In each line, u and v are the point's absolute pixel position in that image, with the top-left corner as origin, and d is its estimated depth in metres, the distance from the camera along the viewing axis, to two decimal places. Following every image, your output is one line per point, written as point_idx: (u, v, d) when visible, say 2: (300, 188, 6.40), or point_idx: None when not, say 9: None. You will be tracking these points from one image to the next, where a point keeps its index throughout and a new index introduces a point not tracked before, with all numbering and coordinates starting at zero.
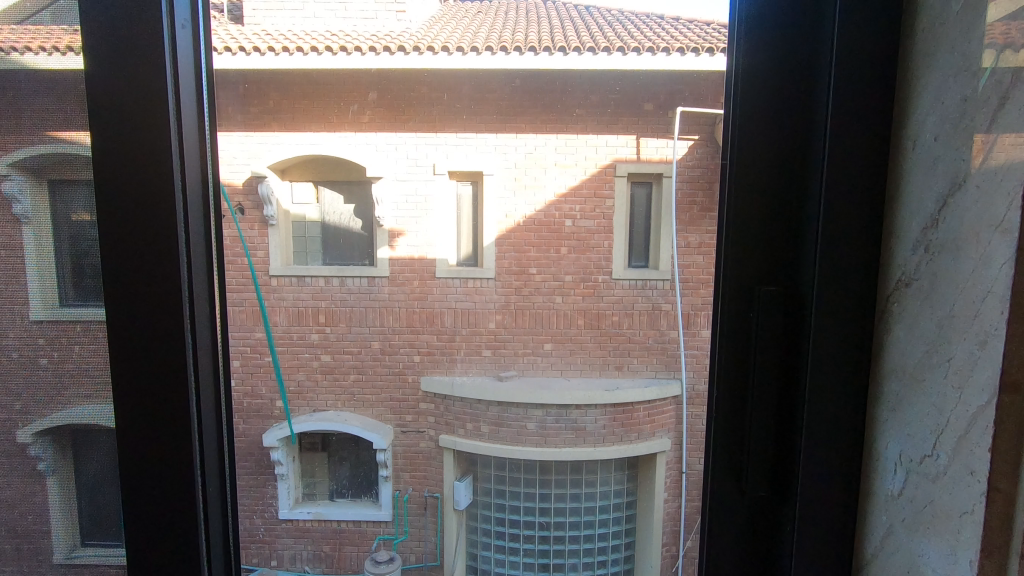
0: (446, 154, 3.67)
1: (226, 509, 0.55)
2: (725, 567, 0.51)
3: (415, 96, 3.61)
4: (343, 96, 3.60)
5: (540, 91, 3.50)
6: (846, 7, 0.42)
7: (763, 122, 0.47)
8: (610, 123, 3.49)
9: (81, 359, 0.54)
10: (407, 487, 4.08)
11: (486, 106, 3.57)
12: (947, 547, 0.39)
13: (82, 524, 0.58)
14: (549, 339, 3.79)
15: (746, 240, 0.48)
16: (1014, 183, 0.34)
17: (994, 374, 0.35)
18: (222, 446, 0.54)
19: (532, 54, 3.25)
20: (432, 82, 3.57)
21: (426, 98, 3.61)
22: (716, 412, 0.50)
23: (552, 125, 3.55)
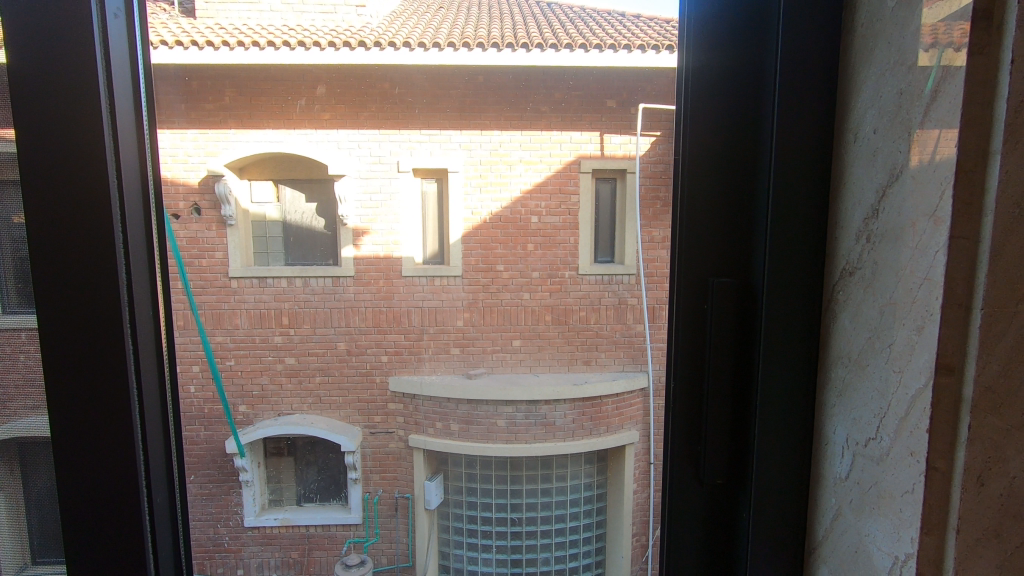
0: (410, 152, 3.62)
1: (174, 516, 0.53)
2: (686, 550, 0.52)
3: (379, 97, 3.56)
4: (290, 90, 3.53)
5: (503, 87, 3.50)
6: (788, 9, 0.43)
7: (713, 121, 0.48)
8: (575, 119, 3.51)
9: (27, 369, 0.49)
10: (377, 489, 3.99)
11: (446, 103, 3.55)
12: (891, 527, 0.38)
13: (33, 541, 0.53)
14: (516, 337, 3.81)
15: (700, 234, 0.49)
16: (942, 170, 0.34)
17: (930, 358, 0.35)
18: (169, 447, 0.52)
19: (495, 50, 3.23)
20: (395, 79, 3.51)
21: (391, 95, 3.54)
22: (675, 400, 0.52)
23: (516, 122, 3.54)
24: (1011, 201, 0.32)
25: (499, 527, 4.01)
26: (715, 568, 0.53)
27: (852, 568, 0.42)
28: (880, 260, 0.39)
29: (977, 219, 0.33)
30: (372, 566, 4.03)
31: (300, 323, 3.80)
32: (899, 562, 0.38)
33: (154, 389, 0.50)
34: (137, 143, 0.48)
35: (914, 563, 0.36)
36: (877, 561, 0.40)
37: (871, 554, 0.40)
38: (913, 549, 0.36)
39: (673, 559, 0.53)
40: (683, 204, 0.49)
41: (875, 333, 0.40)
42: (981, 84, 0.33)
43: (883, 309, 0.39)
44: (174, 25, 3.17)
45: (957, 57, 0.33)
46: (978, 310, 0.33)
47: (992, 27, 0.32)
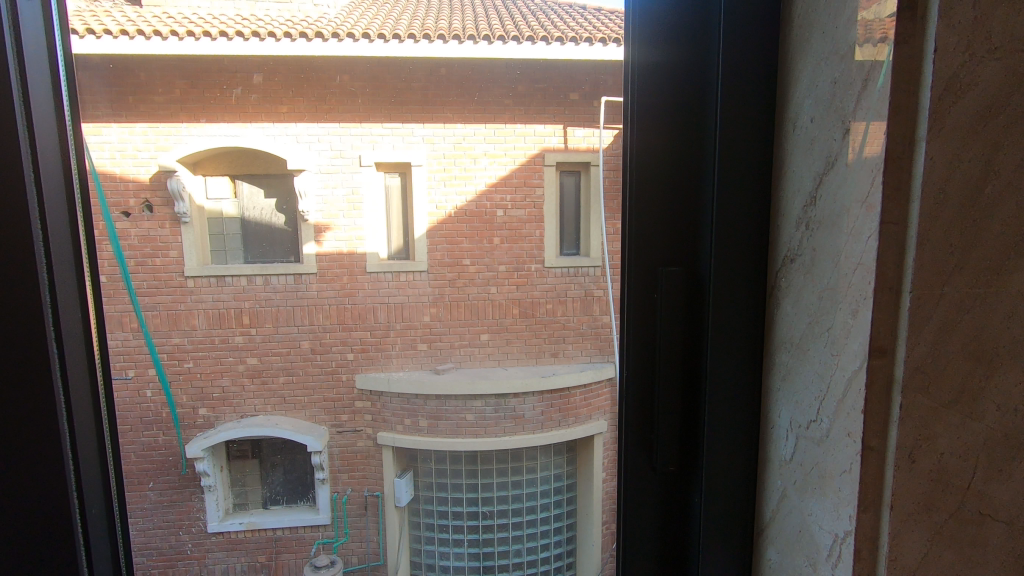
0: (370, 147, 3.55)
1: (112, 526, 0.50)
2: (643, 539, 0.53)
3: (334, 88, 3.43)
4: (225, 78, 3.38)
5: (465, 80, 3.47)
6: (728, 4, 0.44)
7: (660, 113, 0.48)
8: (538, 111, 3.49)
9: None
10: (345, 488, 3.90)
11: (409, 96, 3.48)
12: (831, 505, 0.39)
13: None
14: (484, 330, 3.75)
15: (649, 225, 0.49)
16: (872, 157, 0.35)
17: (864, 341, 0.36)
18: (104, 455, 0.50)
19: (456, 42, 3.21)
20: (354, 71, 3.41)
21: (341, 85, 3.43)
22: (628, 388, 0.52)
23: (478, 117, 3.54)
24: (936, 186, 0.33)
25: (470, 522, 4.01)
26: (671, 552, 0.53)
27: (797, 545, 0.43)
28: (818, 247, 0.40)
29: (904, 206, 0.34)
30: (343, 566, 3.99)
31: (262, 323, 3.68)
32: (839, 539, 0.38)
33: (85, 393, 0.48)
34: (59, 136, 0.45)
35: (852, 539, 0.37)
36: (818, 539, 0.41)
37: (813, 531, 0.41)
38: (851, 526, 0.37)
39: (630, 546, 0.53)
40: (632, 195, 0.49)
41: (814, 317, 0.41)
42: (907, 73, 0.33)
43: (821, 294, 0.40)
44: (117, 14, 3.02)
45: (882, 51, 0.34)
46: (907, 293, 0.34)
47: (916, 17, 0.33)
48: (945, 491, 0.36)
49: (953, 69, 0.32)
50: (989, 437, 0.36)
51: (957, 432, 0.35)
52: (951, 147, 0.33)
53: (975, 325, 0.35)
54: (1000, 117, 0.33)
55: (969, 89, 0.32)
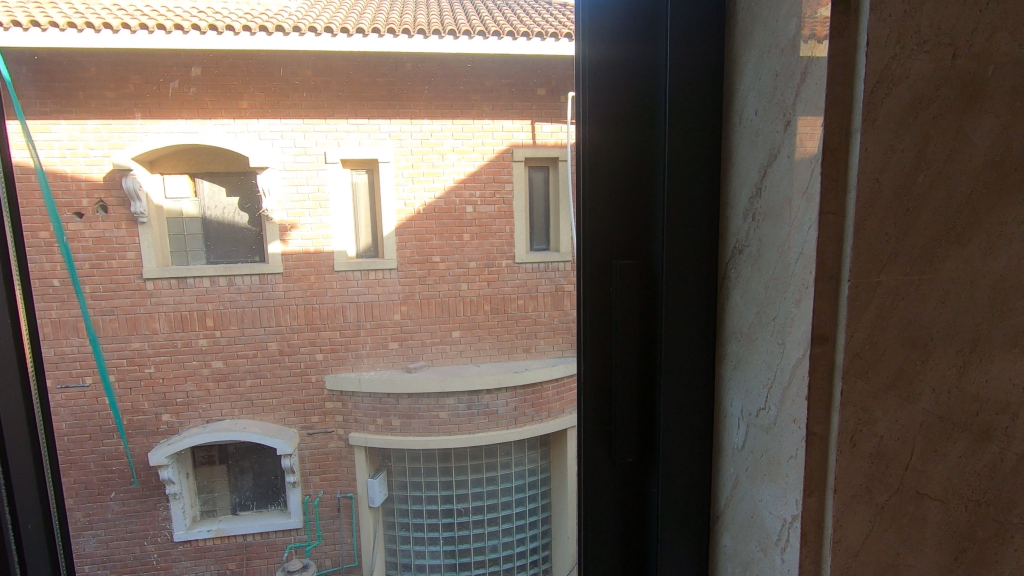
0: (334, 144, 3.47)
1: (49, 529, 0.48)
2: (603, 532, 0.53)
3: (290, 85, 3.35)
4: (161, 70, 3.26)
5: (434, 76, 3.41)
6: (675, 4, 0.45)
7: (612, 107, 0.48)
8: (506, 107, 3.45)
9: None
10: (317, 491, 3.84)
11: (375, 89, 3.41)
12: (779, 491, 0.40)
13: None
14: (450, 328, 3.82)
15: (603, 221, 0.49)
16: (810, 148, 0.35)
17: (807, 329, 0.36)
18: (37, 454, 0.47)
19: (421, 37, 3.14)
20: (305, 68, 3.33)
21: (281, 76, 3.31)
22: (585, 383, 0.52)
23: (440, 112, 3.49)
24: (870, 176, 0.34)
25: (444, 520, 3.98)
26: (631, 543, 0.54)
27: (749, 532, 0.44)
28: (763, 238, 0.41)
29: (843, 196, 0.35)
30: (316, 570, 3.93)
31: (225, 325, 3.58)
32: (786, 523, 0.39)
33: (13, 391, 0.45)
34: None
35: (798, 524, 0.38)
36: (768, 524, 0.41)
37: (763, 517, 0.42)
38: (797, 511, 0.38)
39: (590, 540, 0.53)
40: (585, 192, 0.49)
41: (761, 307, 0.41)
42: (842, 65, 0.34)
43: (767, 284, 0.41)
44: (64, 4, 2.83)
45: (818, 47, 0.34)
46: (845, 281, 0.35)
47: (849, 11, 0.34)
48: (884, 472, 0.37)
49: (884, 62, 0.33)
50: (925, 420, 0.37)
51: (893, 415, 0.37)
52: (885, 139, 0.34)
53: (909, 312, 0.36)
54: (930, 109, 0.34)
55: (900, 81, 0.33)
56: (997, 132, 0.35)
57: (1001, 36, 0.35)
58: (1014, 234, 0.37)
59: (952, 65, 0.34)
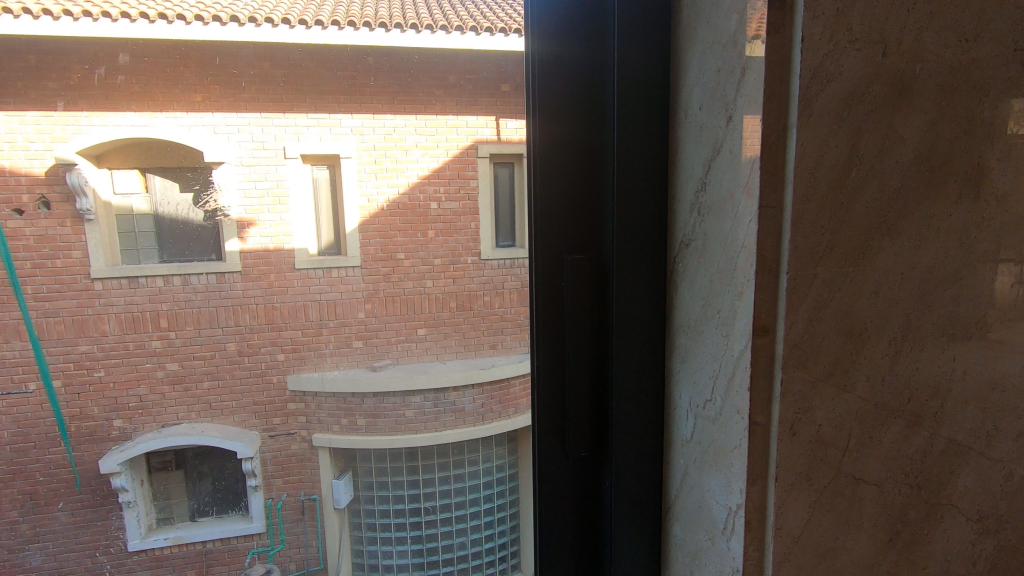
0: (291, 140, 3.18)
1: None
2: (559, 526, 0.53)
3: (228, 75, 3.04)
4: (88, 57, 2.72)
5: (411, 77, 3.17)
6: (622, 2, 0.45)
7: (564, 103, 0.47)
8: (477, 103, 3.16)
9: None
10: (280, 493, 3.47)
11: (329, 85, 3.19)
12: (724, 479, 0.41)
13: None
14: (414, 327, 3.70)
15: (555, 217, 0.49)
16: (750, 143, 0.36)
17: (748, 322, 0.37)
18: None
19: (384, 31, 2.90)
20: (239, 59, 2.99)
21: (219, 65, 3.00)
22: (539, 382, 0.52)
23: (401, 107, 3.24)
24: (807, 171, 0.34)
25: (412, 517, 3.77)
26: (586, 538, 0.54)
27: (698, 522, 0.45)
28: (708, 232, 0.41)
29: (780, 189, 0.35)
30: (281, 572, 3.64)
31: (180, 327, 3.27)
32: (731, 512, 0.40)
33: None
34: None
35: (742, 511, 0.39)
36: (714, 513, 0.42)
37: (710, 506, 0.43)
38: (742, 500, 0.39)
39: (546, 535, 0.53)
40: (538, 187, 0.48)
41: (707, 301, 0.42)
42: (779, 61, 0.34)
43: (712, 278, 0.41)
44: None
45: (756, 46, 0.35)
46: (784, 274, 0.36)
47: (785, 8, 0.34)
48: (821, 459, 0.38)
49: (818, 59, 0.34)
50: (860, 408, 0.39)
51: (832, 403, 0.38)
52: (820, 134, 0.34)
53: (845, 303, 0.37)
54: (863, 105, 0.35)
55: (833, 78, 0.34)
56: (925, 128, 0.37)
57: (927, 34, 0.36)
58: (941, 226, 0.38)
59: (883, 62, 0.35)
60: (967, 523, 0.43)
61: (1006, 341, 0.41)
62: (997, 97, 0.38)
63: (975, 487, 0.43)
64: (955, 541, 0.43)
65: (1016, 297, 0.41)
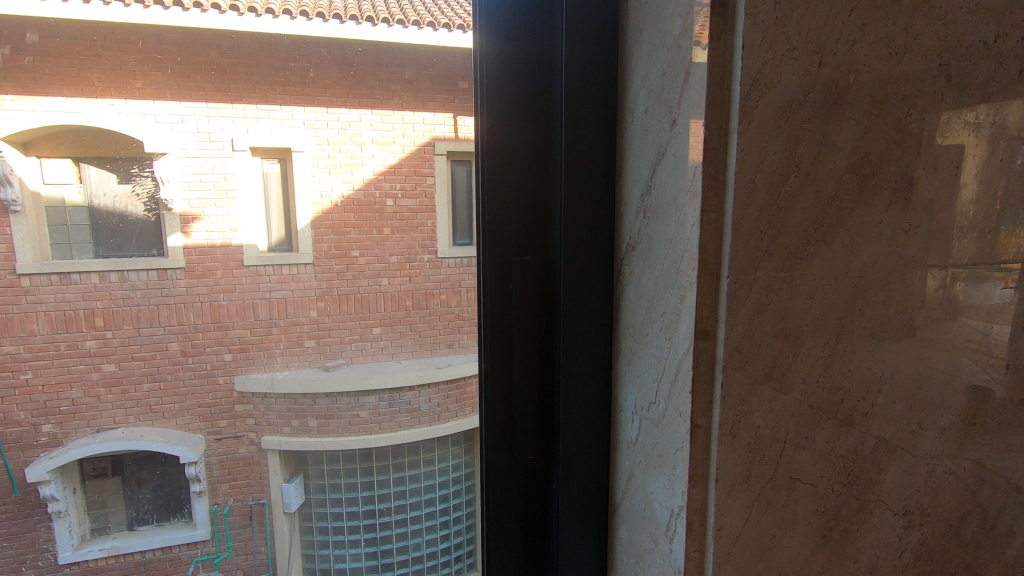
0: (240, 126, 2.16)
1: None
2: (506, 530, 0.53)
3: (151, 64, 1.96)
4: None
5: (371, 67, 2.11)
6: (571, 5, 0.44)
7: (512, 103, 0.46)
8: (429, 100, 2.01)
9: None
10: (230, 498, 2.18)
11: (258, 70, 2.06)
12: (668, 482, 0.41)
13: None
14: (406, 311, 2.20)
15: (503, 217, 0.48)
16: (692, 148, 0.36)
17: (690, 325, 0.37)
18: None
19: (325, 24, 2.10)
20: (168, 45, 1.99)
21: (142, 51, 1.93)
22: (487, 387, 0.51)
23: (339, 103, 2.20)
24: (747, 175, 0.35)
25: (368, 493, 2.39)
26: (532, 540, 0.54)
27: (642, 523, 0.45)
28: (653, 235, 0.42)
29: (722, 195, 0.35)
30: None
31: (117, 327, 1.99)
32: (674, 513, 0.40)
33: None
34: None
35: (684, 513, 0.39)
36: (657, 515, 0.42)
37: (653, 508, 0.43)
38: (683, 501, 0.39)
39: (492, 538, 0.53)
40: (486, 188, 0.47)
41: (651, 303, 0.42)
42: (720, 66, 0.34)
43: (657, 280, 0.41)
44: None
45: (699, 52, 0.35)
46: (724, 277, 0.36)
47: (728, 14, 0.34)
48: (760, 459, 0.39)
49: (758, 66, 0.34)
50: (796, 408, 0.39)
51: (769, 405, 0.39)
52: (760, 140, 0.35)
53: (783, 307, 0.38)
54: (800, 113, 0.36)
55: (773, 86, 0.34)
56: (859, 137, 0.38)
57: (860, 45, 0.37)
58: (871, 232, 0.39)
59: (819, 72, 0.36)
60: (895, 517, 0.45)
61: (932, 341, 0.43)
62: (925, 108, 0.40)
63: (902, 483, 0.45)
64: (884, 535, 0.45)
65: (941, 300, 0.43)
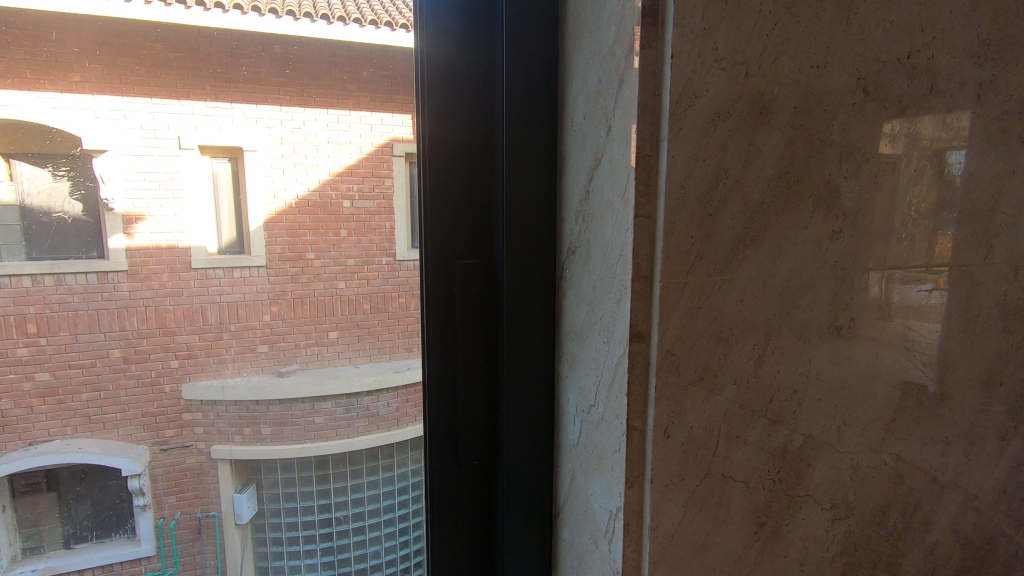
0: (202, 117, 1.15)
1: None
2: (452, 536, 0.52)
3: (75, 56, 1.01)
4: None
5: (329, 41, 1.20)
6: (512, 9, 0.45)
7: (454, 105, 0.46)
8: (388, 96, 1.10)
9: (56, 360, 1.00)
10: None
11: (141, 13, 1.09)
12: (607, 483, 0.41)
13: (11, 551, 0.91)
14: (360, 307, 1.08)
15: (446, 218, 0.47)
16: (626, 154, 0.36)
17: (626, 328, 0.38)
18: None
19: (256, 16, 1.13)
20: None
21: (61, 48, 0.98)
22: (431, 393, 0.50)
23: (291, 97, 1.19)
24: (678, 182, 0.36)
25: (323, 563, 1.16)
26: (478, 547, 0.53)
27: (583, 526, 0.45)
28: (591, 239, 0.42)
29: (654, 200, 0.36)
30: None
31: None
32: (612, 515, 0.41)
33: None
34: None
35: (621, 514, 0.39)
36: (597, 517, 0.43)
37: (593, 510, 0.43)
38: (621, 503, 0.39)
39: (437, 545, 0.52)
40: (429, 189, 0.46)
41: (591, 307, 0.42)
42: (652, 75, 0.35)
43: (595, 284, 0.41)
44: None
45: (632, 58, 0.35)
46: (657, 281, 0.36)
47: (657, 24, 0.35)
48: (693, 459, 0.40)
49: (687, 76, 0.35)
50: (728, 408, 0.41)
51: (702, 406, 0.40)
52: (689, 148, 0.36)
53: (713, 310, 0.39)
54: (726, 123, 0.37)
55: (701, 94, 0.35)
56: (784, 146, 0.39)
57: (784, 58, 0.38)
58: (797, 238, 0.41)
59: (745, 83, 0.37)
60: (823, 511, 0.47)
61: (856, 341, 0.45)
62: (845, 118, 0.41)
63: (830, 478, 0.47)
64: (813, 528, 0.47)
65: (864, 301, 0.45)
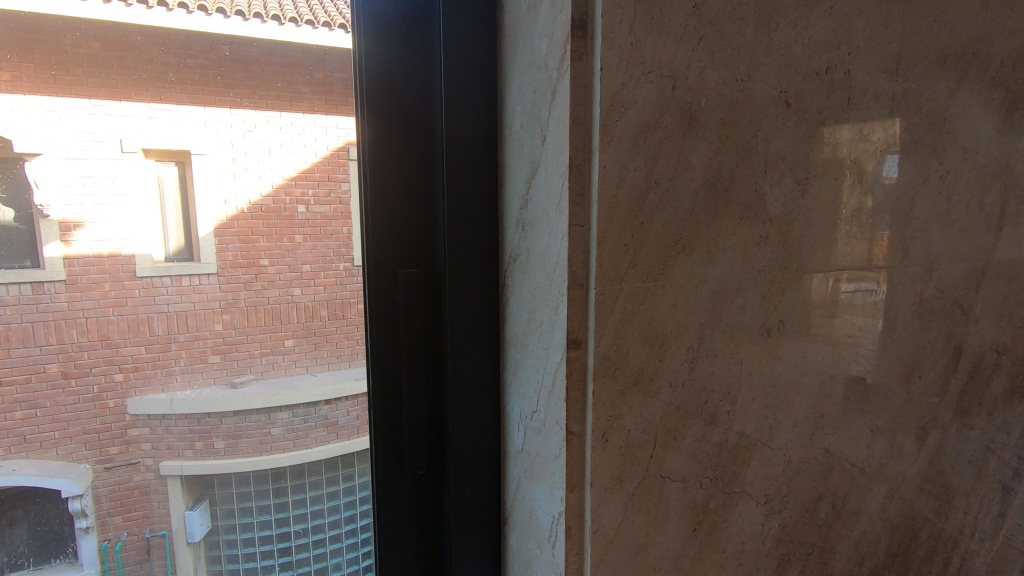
0: (147, 119, 0.59)
1: None
2: (399, 548, 0.51)
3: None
4: None
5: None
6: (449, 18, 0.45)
7: (393, 114, 0.46)
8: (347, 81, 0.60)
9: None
10: None
11: None
12: (549, 489, 0.42)
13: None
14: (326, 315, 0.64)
15: (388, 227, 0.47)
16: (560, 164, 0.37)
17: (563, 335, 0.38)
18: None
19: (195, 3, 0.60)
20: None
21: None
22: (377, 403, 0.49)
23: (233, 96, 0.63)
24: (610, 191, 0.36)
25: None
26: (427, 557, 0.53)
27: (527, 530, 0.46)
28: (530, 247, 0.42)
29: (587, 209, 0.37)
30: None
31: None
32: (554, 519, 0.41)
33: None
34: None
35: (563, 518, 0.40)
36: (541, 521, 0.43)
37: (537, 516, 0.44)
38: (562, 507, 0.40)
39: (384, 558, 0.51)
40: (372, 198, 0.46)
41: (531, 314, 0.43)
42: (582, 87, 0.36)
43: (534, 291, 0.42)
44: None
45: (563, 71, 0.36)
46: (592, 288, 0.37)
47: (586, 37, 0.36)
48: (632, 462, 0.41)
49: (616, 89, 0.36)
50: (664, 410, 0.42)
51: (639, 409, 0.40)
52: (619, 158, 0.36)
53: (647, 316, 0.40)
54: (655, 134, 0.38)
55: (630, 106, 0.36)
56: (711, 156, 0.41)
57: (709, 72, 0.40)
58: (725, 244, 0.43)
59: (673, 95, 0.38)
60: (758, 506, 0.49)
61: (786, 341, 0.47)
62: (769, 129, 0.43)
63: (764, 474, 0.48)
64: (749, 522, 0.48)
65: (792, 304, 0.47)
